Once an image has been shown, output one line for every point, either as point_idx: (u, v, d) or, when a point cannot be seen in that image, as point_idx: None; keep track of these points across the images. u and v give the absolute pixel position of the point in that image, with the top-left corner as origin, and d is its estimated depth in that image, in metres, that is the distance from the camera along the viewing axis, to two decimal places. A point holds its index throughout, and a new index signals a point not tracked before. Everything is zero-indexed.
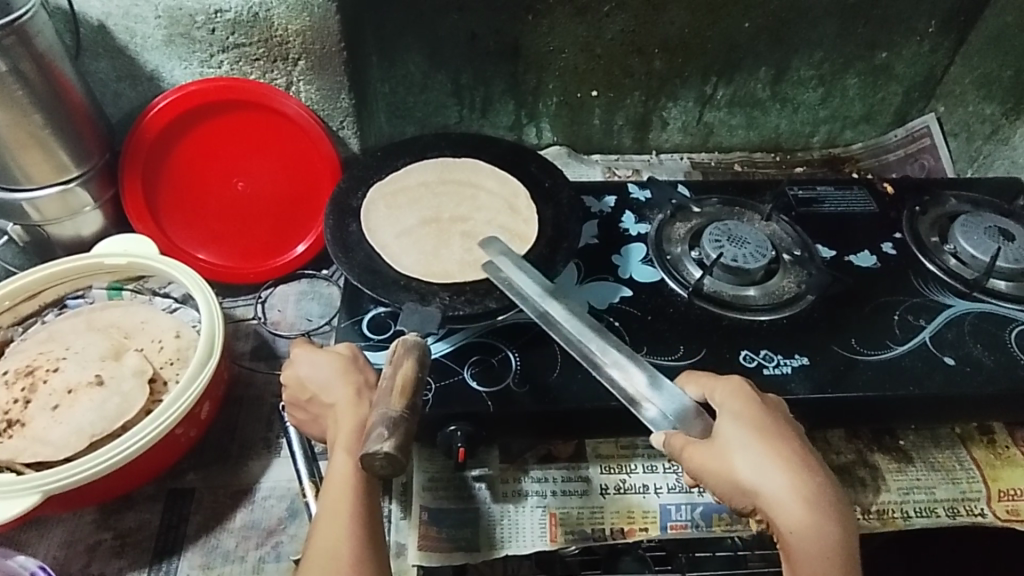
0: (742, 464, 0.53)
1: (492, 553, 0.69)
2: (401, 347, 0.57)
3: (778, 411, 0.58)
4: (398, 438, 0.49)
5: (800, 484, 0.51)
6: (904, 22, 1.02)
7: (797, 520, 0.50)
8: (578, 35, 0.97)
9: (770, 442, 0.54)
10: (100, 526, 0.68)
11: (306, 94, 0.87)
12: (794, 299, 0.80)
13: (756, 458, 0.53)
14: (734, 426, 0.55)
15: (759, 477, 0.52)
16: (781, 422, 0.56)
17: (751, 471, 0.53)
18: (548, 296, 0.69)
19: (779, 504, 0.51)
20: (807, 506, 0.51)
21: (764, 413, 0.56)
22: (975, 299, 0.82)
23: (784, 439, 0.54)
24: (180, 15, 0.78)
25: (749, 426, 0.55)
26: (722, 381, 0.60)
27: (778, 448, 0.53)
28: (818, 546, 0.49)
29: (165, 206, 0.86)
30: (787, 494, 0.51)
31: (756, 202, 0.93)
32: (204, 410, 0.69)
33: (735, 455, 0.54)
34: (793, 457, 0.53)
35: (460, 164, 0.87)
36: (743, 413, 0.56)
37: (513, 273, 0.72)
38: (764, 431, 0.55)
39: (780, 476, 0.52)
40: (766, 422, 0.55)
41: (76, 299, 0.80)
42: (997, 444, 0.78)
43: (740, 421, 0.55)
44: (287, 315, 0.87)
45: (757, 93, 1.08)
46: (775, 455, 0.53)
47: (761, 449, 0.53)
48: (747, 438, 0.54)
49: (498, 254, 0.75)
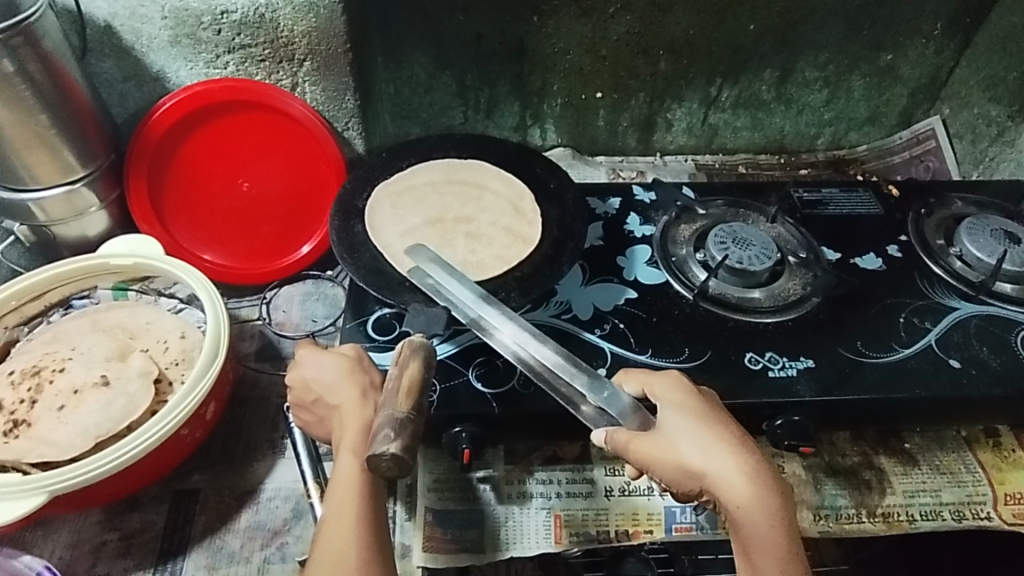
0: (687, 449, 0.53)
1: (497, 554, 0.69)
2: (406, 347, 0.57)
3: (713, 399, 0.59)
4: (404, 440, 0.49)
5: (741, 463, 0.52)
6: (909, 24, 1.01)
7: (742, 498, 0.51)
8: (583, 36, 0.97)
9: (711, 425, 0.55)
10: (105, 526, 0.69)
11: (312, 95, 0.87)
12: (800, 301, 0.80)
13: (699, 441, 0.53)
14: (674, 414, 0.56)
15: (704, 460, 0.53)
16: (717, 407, 0.57)
17: (695, 454, 0.53)
18: (483, 301, 0.69)
19: (725, 485, 0.51)
20: (752, 484, 0.51)
21: (703, 401, 0.57)
22: (980, 301, 0.82)
23: (724, 423, 0.55)
24: (186, 16, 0.78)
25: (690, 414, 0.55)
26: (658, 376, 0.60)
27: (721, 432, 0.54)
28: (763, 520, 0.50)
29: (171, 206, 0.86)
30: (730, 472, 0.52)
31: (761, 204, 0.93)
32: (209, 410, 0.69)
33: (681, 441, 0.54)
34: (733, 439, 0.54)
35: (465, 165, 0.87)
36: (685, 403, 0.57)
37: (443, 279, 0.71)
38: (705, 417, 0.55)
39: (724, 457, 0.52)
40: (705, 409, 0.56)
41: (81, 299, 0.80)
42: (1003, 447, 0.78)
43: (680, 408, 0.56)
44: (292, 316, 0.87)
45: (762, 94, 1.08)
46: (718, 437, 0.54)
47: (702, 432, 0.54)
48: (690, 425, 0.55)
49: (427, 260, 0.74)
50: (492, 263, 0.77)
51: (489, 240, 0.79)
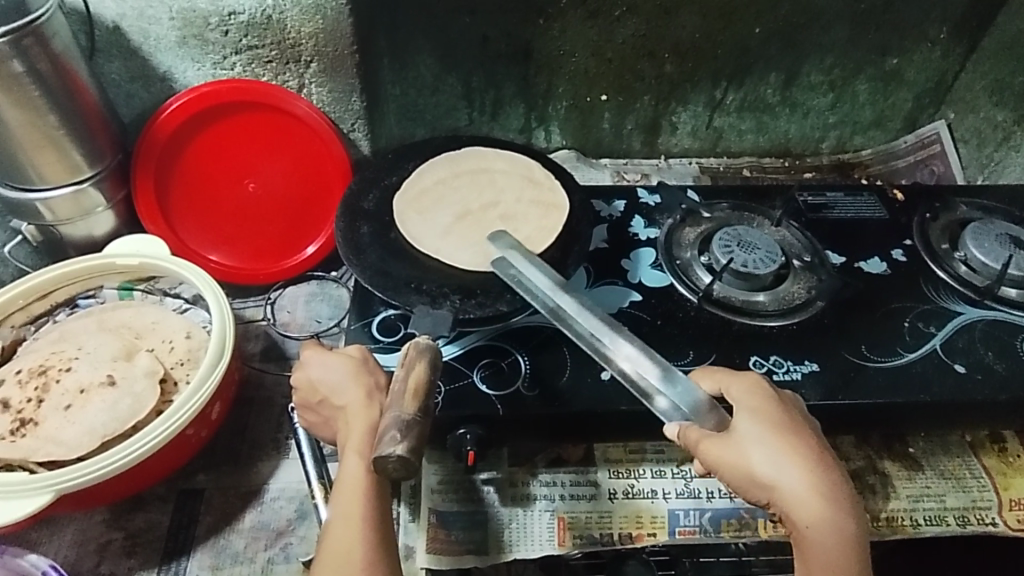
0: (761, 460, 0.53)
1: (502, 556, 0.69)
2: (413, 349, 0.57)
3: (793, 409, 0.58)
4: (410, 441, 0.50)
5: (814, 480, 0.52)
6: (915, 28, 1.01)
7: (812, 514, 0.51)
8: (589, 39, 0.97)
9: (787, 438, 0.54)
10: (111, 525, 0.69)
11: (318, 96, 0.88)
12: (805, 305, 0.80)
13: (774, 454, 0.53)
14: (750, 422, 0.55)
15: (777, 472, 0.52)
16: (796, 419, 0.57)
17: (770, 466, 0.53)
18: (559, 290, 0.69)
19: (793, 500, 0.52)
20: (824, 502, 0.51)
21: (781, 411, 0.57)
22: (985, 306, 0.82)
23: (801, 436, 0.55)
24: (194, 17, 0.79)
25: (766, 424, 0.55)
26: (736, 377, 0.60)
27: (796, 446, 0.54)
28: (833, 540, 0.50)
29: (176, 206, 0.87)
30: (805, 489, 0.52)
31: (765, 207, 0.93)
32: (215, 410, 0.69)
33: (754, 451, 0.54)
34: (808, 455, 0.54)
35: (466, 155, 0.87)
36: (761, 412, 0.56)
37: (524, 267, 0.72)
38: (782, 428, 0.55)
39: (800, 473, 0.52)
40: (782, 420, 0.56)
41: (87, 299, 0.80)
42: (1008, 453, 0.78)
43: (758, 418, 0.56)
44: (297, 316, 0.87)
45: (767, 98, 1.08)
46: (792, 451, 0.53)
47: (779, 446, 0.54)
48: (765, 435, 0.54)
49: (510, 246, 0.75)
50: (540, 236, 0.78)
51: (523, 216, 0.81)
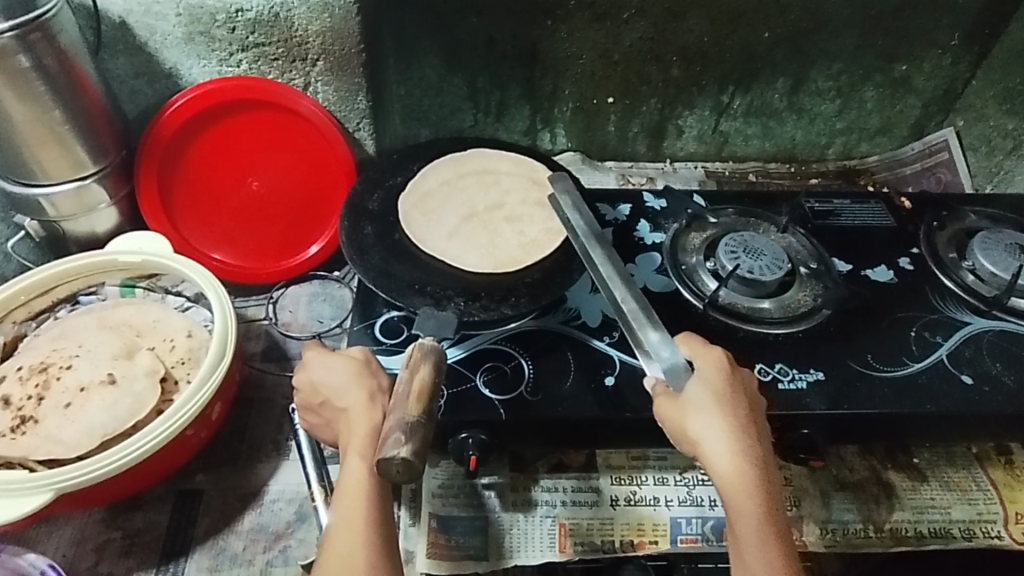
0: (695, 421, 0.56)
1: (502, 562, 0.68)
2: (417, 351, 0.57)
3: (745, 385, 0.60)
4: (415, 444, 0.49)
5: (740, 447, 0.55)
6: (925, 34, 1.01)
7: (730, 476, 0.54)
8: (596, 41, 0.97)
9: (726, 407, 0.57)
10: (109, 525, 0.68)
11: (324, 95, 0.87)
12: (811, 312, 0.80)
13: (710, 418, 0.56)
14: (698, 388, 0.58)
15: (709, 436, 0.55)
16: (741, 394, 0.59)
17: (702, 428, 0.56)
18: (592, 239, 0.71)
19: (718, 461, 0.55)
20: (742, 468, 0.54)
21: (730, 384, 0.59)
22: (993, 317, 0.81)
23: (739, 408, 0.58)
24: (200, 14, 0.78)
25: (710, 391, 0.58)
26: (706, 348, 0.62)
27: (731, 416, 0.56)
28: (744, 502, 0.53)
29: (179, 205, 0.86)
30: (727, 454, 0.55)
31: (772, 213, 0.92)
32: (215, 411, 0.69)
33: (691, 413, 0.57)
34: (740, 424, 0.56)
35: (470, 155, 0.87)
36: (710, 380, 0.59)
37: (570, 213, 0.75)
38: (723, 398, 0.57)
39: (727, 439, 0.55)
40: (726, 391, 0.58)
41: (88, 295, 0.79)
42: (1014, 465, 0.78)
43: (706, 386, 0.58)
44: (298, 316, 0.86)
45: (774, 103, 1.08)
46: (726, 418, 0.56)
47: (717, 413, 0.56)
48: (707, 402, 0.57)
49: (563, 192, 0.78)
50: (547, 237, 0.77)
51: (529, 218, 0.80)
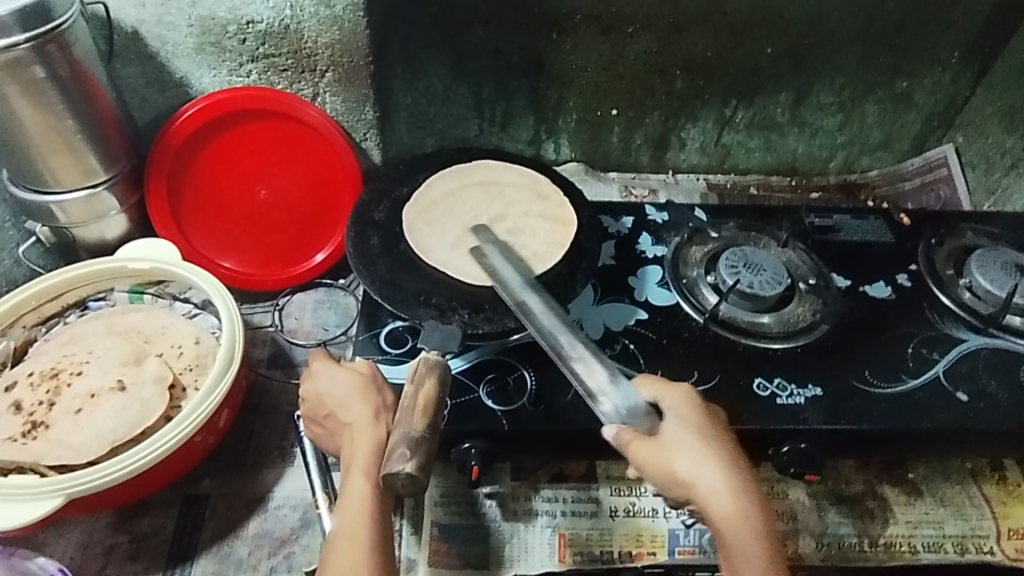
0: (683, 460, 0.56)
1: (502, 571, 0.70)
2: (421, 365, 0.58)
3: (716, 418, 0.61)
4: (419, 459, 0.51)
5: (731, 482, 0.55)
6: (926, 51, 1.02)
7: (728, 511, 0.55)
8: (601, 54, 0.98)
9: (709, 441, 0.58)
10: (116, 528, 0.69)
11: (331, 106, 0.88)
12: (809, 328, 0.81)
13: (698, 455, 0.56)
14: (677, 426, 0.58)
15: (702, 473, 0.56)
16: (717, 427, 0.60)
17: (692, 467, 0.56)
18: (529, 288, 0.72)
19: (714, 499, 0.55)
20: (738, 501, 0.55)
21: (706, 418, 0.60)
22: (989, 334, 0.82)
23: (720, 441, 0.58)
24: (212, 25, 0.79)
25: (690, 428, 0.58)
26: (671, 386, 0.62)
27: (717, 450, 0.57)
28: (747, 535, 0.54)
29: (188, 212, 0.87)
30: (722, 489, 0.55)
31: (772, 227, 0.93)
32: (222, 418, 0.70)
33: (677, 453, 0.57)
34: (725, 457, 0.57)
35: (476, 167, 0.88)
36: (687, 418, 0.59)
37: (499, 263, 0.76)
38: (704, 434, 0.58)
39: (718, 474, 0.56)
40: (705, 425, 0.59)
41: (97, 301, 0.80)
42: (1008, 481, 0.79)
43: (684, 422, 0.59)
44: (304, 323, 0.88)
45: (776, 117, 1.09)
46: (713, 453, 0.57)
47: (702, 448, 0.57)
48: (691, 439, 0.57)
49: (487, 241, 0.79)
50: (549, 250, 0.79)
51: (532, 230, 0.81)
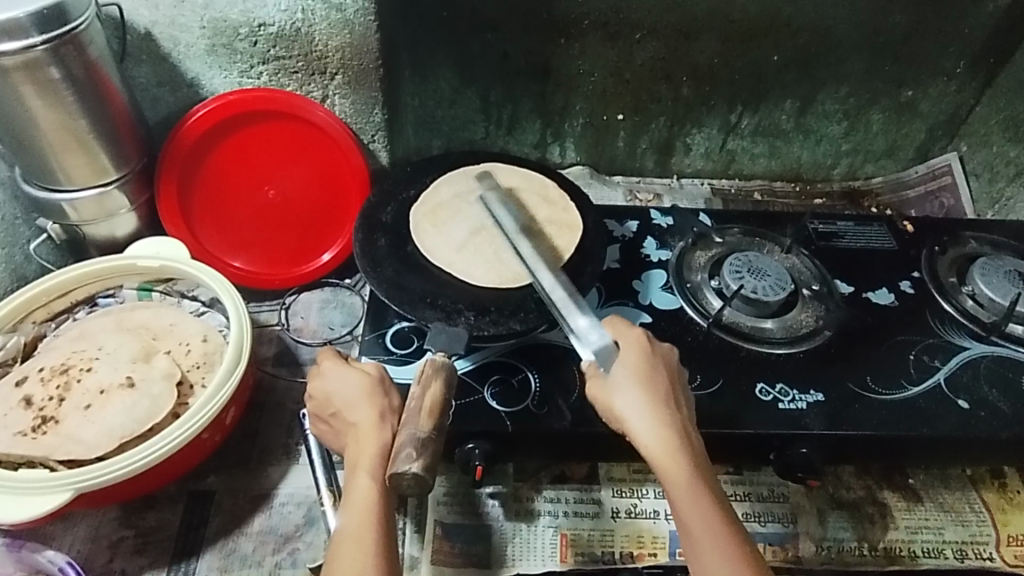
0: (619, 400, 0.60)
1: (504, 570, 0.70)
2: (428, 366, 0.59)
3: (665, 362, 0.64)
4: (426, 458, 0.51)
5: (659, 418, 0.59)
6: (932, 60, 1.03)
7: (655, 447, 0.58)
8: (608, 59, 0.99)
9: (645, 381, 0.61)
10: (122, 523, 0.70)
11: (341, 108, 0.89)
12: (811, 334, 0.81)
13: (630, 394, 0.60)
14: (620, 368, 0.62)
15: (631, 411, 0.59)
16: (661, 371, 0.62)
17: (625, 405, 0.60)
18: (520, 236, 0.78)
19: (641, 433, 0.58)
20: (664, 438, 0.58)
21: (650, 361, 0.63)
22: (991, 342, 0.83)
23: (657, 382, 0.61)
24: (224, 27, 0.80)
25: (631, 370, 0.61)
26: (628, 330, 0.65)
27: (652, 392, 0.60)
28: (672, 470, 0.57)
29: (198, 211, 0.88)
30: (651, 427, 0.58)
31: (776, 233, 0.94)
32: (229, 415, 0.71)
33: (615, 393, 0.61)
34: (658, 397, 0.60)
35: (483, 170, 0.89)
36: (631, 360, 0.62)
37: (496, 210, 0.82)
38: (643, 376, 0.61)
39: (649, 414, 0.59)
40: (646, 367, 0.62)
41: (106, 297, 0.82)
42: (1008, 488, 0.79)
43: (627, 365, 0.62)
44: (310, 322, 0.88)
45: (781, 124, 1.09)
46: (646, 393, 0.60)
47: (637, 389, 0.60)
48: (629, 380, 0.61)
49: (488, 189, 0.84)
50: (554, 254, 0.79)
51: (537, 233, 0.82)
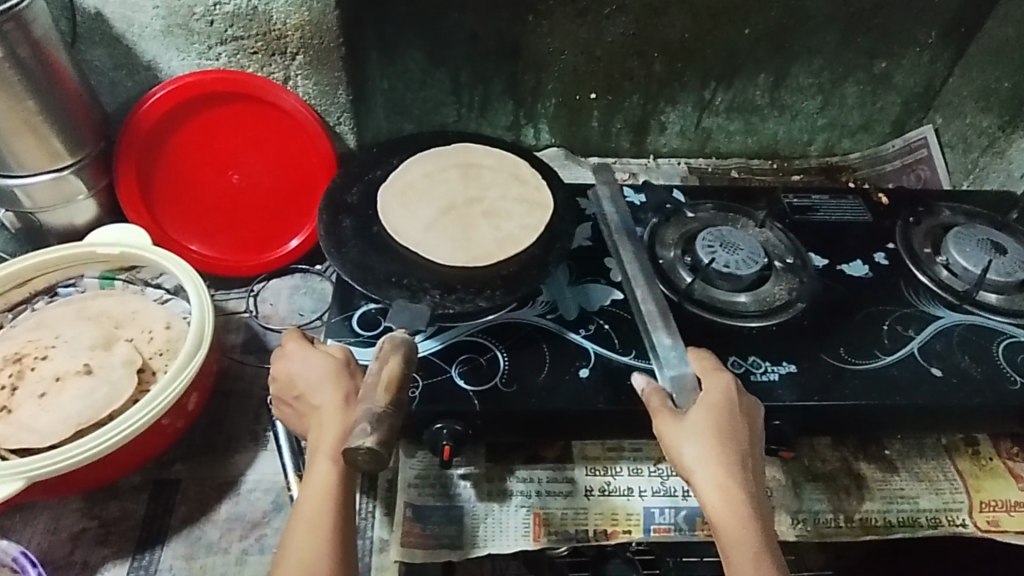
0: (691, 449, 0.58)
1: (474, 551, 0.69)
2: (388, 344, 0.57)
3: (747, 417, 0.62)
4: (381, 434, 0.50)
5: (729, 476, 0.57)
6: (904, 32, 1.02)
7: (720, 506, 0.56)
8: (578, 36, 0.97)
9: (722, 436, 0.59)
10: (84, 514, 0.69)
11: (304, 89, 0.88)
12: (784, 306, 0.81)
13: (706, 448, 0.58)
14: (699, 416, 0.60)
15: (702, 465, 0.57)
16: (741, 426, 0.60)
17: (696, 457, 0.58)
18: (625, 236, 0.83)
19: (708, 490, 0.56)
20: (732, 498, 0.56)
21: (732, 415, 0.60)
22: (964, 311, 0.82)
23: (735, 438, 0.59)
24: (178, 6, 0.78)
25: (710, 422, 0.59)
26: (715, 376, 0.64)
27: (727, 448, 0.58)
28: (735, 534, 0.55)
29: (159, 195, 0.86)
30: (718, 484, 0.56)
31: (749, 208, 0.93)
32: (192, 401, 0.70)
33: (687, 441, 0.59)
34: (734, 456, 0.58)
35: (453, 149, 0.87)
36: (712, 409, 0.60)
37: (608, 210, 0.87)
38: (721, 430, 0.59)
39: (720, 469, 0.57)
40: (727, 422, 0.60)
41: (67, 287, 0.80)
42: (981, 455, 0.79)
43: (706, 414, 0.60)
44: (279, 308, 0.87)
45: (756, 100, 1.08)
46: (721, 449, 0.58)
47: (713, 442, 0.58)
48: (706, 432, 0.59)
49: (605, 189, 0.89)
50: (523, 233, 0.78)
51: (507, 212, 0.80)
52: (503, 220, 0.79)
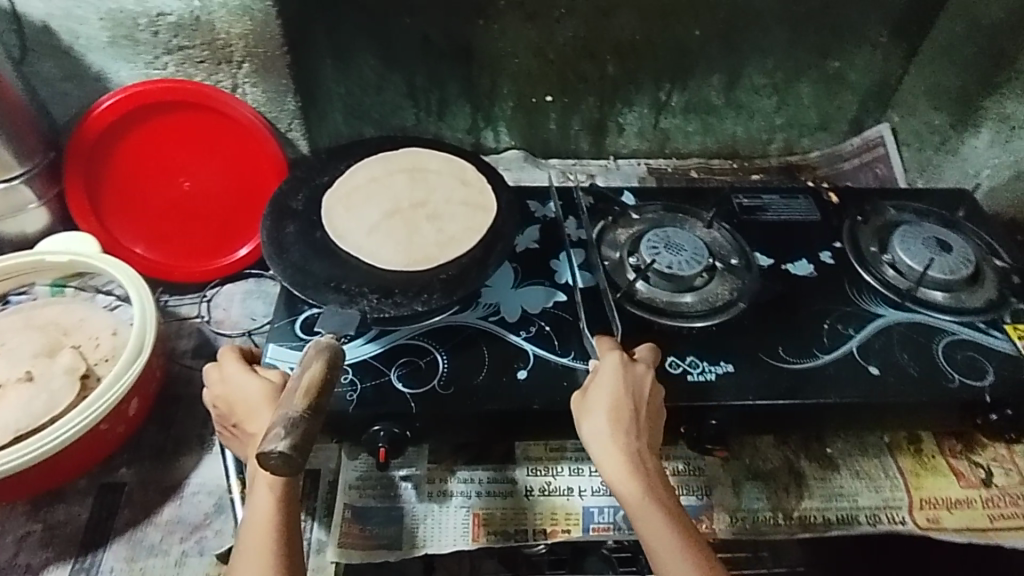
0: (590, 425, 0.63)
1: (413, 551, 0.70)
2: (313, 349, 0.59)
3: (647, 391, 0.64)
4: (296, 438, 0.51)
5: (621, 448, 0.61)
6: (855, 31, 1.02)
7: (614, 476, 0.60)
8: (529, 39, 0.98)
9: (618, 411, 0.62)
10: (29, 518, 0.70)
11: (252, 96, 0.89)
12: (727, 306, 0.81)
13: (601, 424, 0.62)
14: (598, 394, 0.64)
15: (598, 439, 0.62)
16: (639, 401, 0.63)
17: (594, 430, 0.63)
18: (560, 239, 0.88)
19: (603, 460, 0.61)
20: (624, 467, 0.60)
21: (629, 390, 0.64)
22: (907, 309, 0.83)
23: (630, 413, 0.62)
24: (122, 18, 0.80)
25: (608, 398, 0.63)
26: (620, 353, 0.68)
27: (621, 422, 0.62)
28: (628, 499, 0.59)
29: (105, 199, 0.87)
30: (612, 455, 0.61)
31: (699, 209, 0.93)
32: (133, 406, 0.71)
33: (588, 418, 0.63)
34: (627, 430, 0.62)
35: (400, 154, 0.88)
36: (610, 386, 0.64)
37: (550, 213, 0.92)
38: (617, 405, 0.63)
39: (613, 442, 0.61)
40: (624, 398, 0.63)
41: (19, 295, 0.81)
42: (923, 453, 0.80)
43: (605, 391, 0.64)
44: (231, 313, 0.88)
45: (712, 99, 1.09)
46: (616, 423, 0.62)
47: (608, 418, 0.62)
48: (603, 408, 0.63)
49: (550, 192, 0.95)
50: (463, 236, 0.79)
51: (450, 215, 0.81)
52: (445, 224, 0.80)
